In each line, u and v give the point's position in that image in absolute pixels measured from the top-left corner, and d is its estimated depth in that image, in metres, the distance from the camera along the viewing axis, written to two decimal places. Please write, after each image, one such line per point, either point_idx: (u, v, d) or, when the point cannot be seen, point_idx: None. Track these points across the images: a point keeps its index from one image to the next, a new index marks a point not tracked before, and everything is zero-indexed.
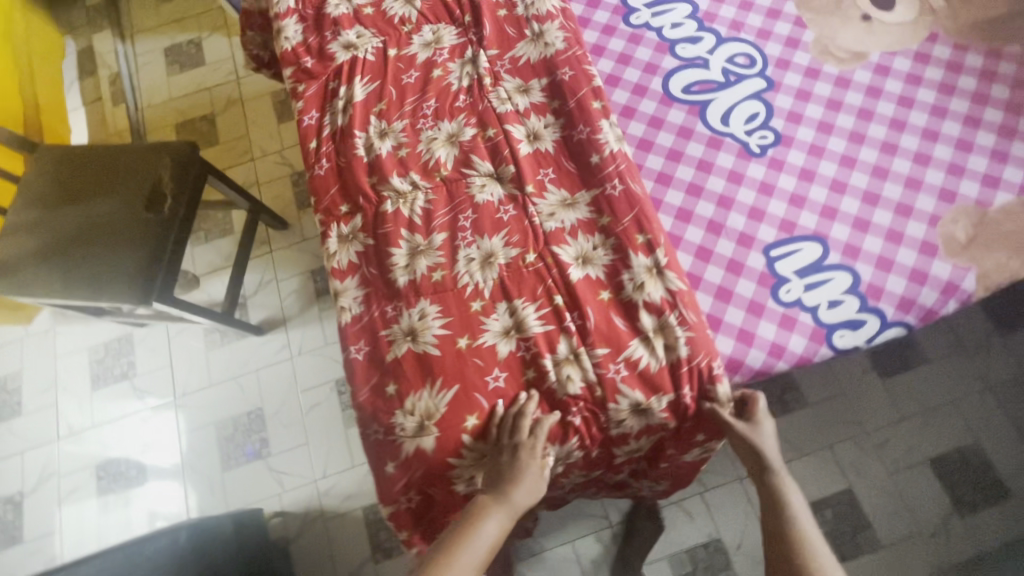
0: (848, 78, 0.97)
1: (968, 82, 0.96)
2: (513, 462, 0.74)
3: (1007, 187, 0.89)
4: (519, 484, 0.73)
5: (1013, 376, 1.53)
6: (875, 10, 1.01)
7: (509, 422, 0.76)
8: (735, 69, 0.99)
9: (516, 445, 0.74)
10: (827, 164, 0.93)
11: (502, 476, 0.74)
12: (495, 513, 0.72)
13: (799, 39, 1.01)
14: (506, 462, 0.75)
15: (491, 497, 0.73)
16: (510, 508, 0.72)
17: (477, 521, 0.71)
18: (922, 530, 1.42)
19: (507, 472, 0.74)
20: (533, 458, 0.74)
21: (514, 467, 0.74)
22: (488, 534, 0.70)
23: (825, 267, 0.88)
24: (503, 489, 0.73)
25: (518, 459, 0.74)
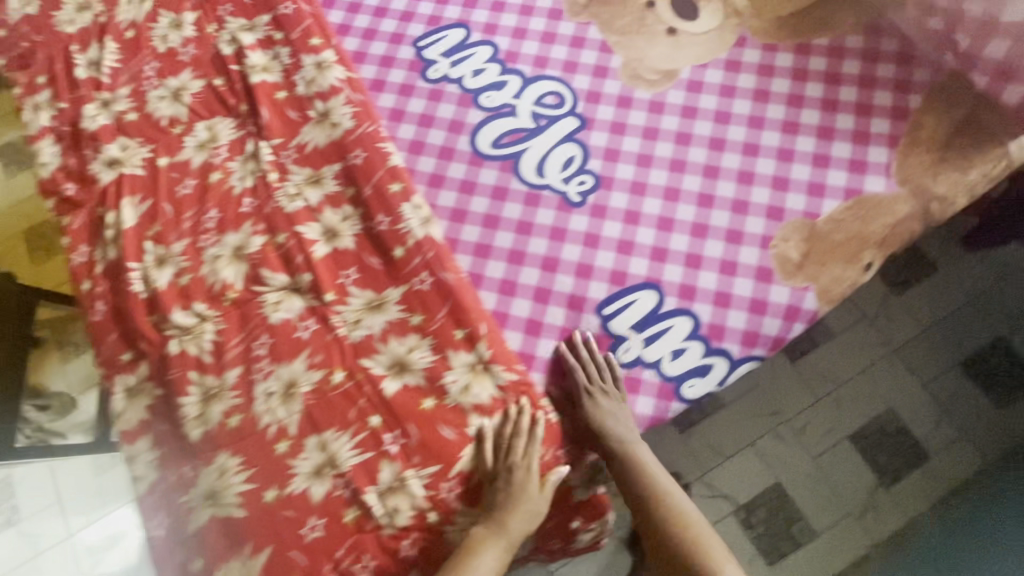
0: (662, 101, 0.92)
1: (782, 84, 0.91)
2: (513, 488, 0.72)
3: (832, 193, 0.86)
4: (518, 508, 0.71)
5: (915, 334, 1.53)
6: (680, 22, 0.95)
7: (504, 436, 0.73)
8: (544, 111, 0.92)
9: (511, 469, 0.72)
10: (652, 201, 0.87)
11: (500, 505, 0.71)
12: (496, 542, 0.70)
13: (607, 66, 0.94)
14: (505, 494, 0.72)
15: (489, 523, 0.71)
16: (507, 536, 0.71)
17: (474, 557, 0.69)
18: (851, 510, 1.42)
19: (502, 500, 0.72)
20: (532, 483, 0.72)
21: (511, 492, 0.71)
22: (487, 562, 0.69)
23: (662, 315, 0.82)
24: (503, 517, 0.71)
25: (518, 484, 0.72)
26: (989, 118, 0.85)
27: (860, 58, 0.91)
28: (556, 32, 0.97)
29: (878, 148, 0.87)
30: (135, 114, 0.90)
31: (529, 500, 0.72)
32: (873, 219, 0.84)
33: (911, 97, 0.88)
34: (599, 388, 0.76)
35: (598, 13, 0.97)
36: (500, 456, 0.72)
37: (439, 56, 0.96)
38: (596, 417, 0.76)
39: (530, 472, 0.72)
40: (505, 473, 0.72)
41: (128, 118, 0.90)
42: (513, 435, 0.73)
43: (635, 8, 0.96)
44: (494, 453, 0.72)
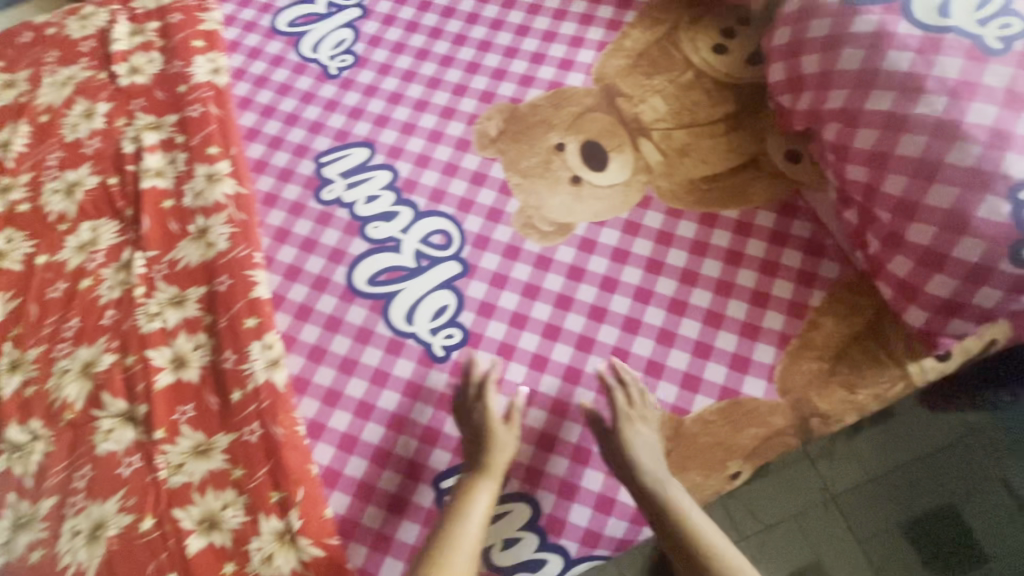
0: (550, 258, 0.88)
1: (677, 256, 0.86)
2: (484, 438, 0.76)
3: (707, 389, 0.80)
4: (492, 448, 0.76)
5: None
6: (586, 171, 0.91)
7: (467, 395, 0.80)
8: (428, 251, 0.89)
9: (474, 422, 0.77)
10: (517, 367, 0.83)
11: (473, 452, 0.76)
12: (484, 489, 0.73)
13: (502, 210, 0.91)
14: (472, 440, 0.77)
15: (474, 474, 0.75)
16: (489, 483, 0.74)
17: (470, 500, 0.73)
18: None
19: (477, 449, 0.76)
20: (491, 421, 0.77)
21: (481, 437, 0.76)
22: (478, 513, 0.72)
23: (502, 497, 0.78)
24: (478, 464, 0.75)
25: (487, 435, 0.76)
26: (888, 334, 0.79)
27: (766, 238, 0.85)
28: (459, 165, 0.94)
29: (766, 345, 0.81)
30: (28, 206, 0.91)
31: (492, 436, 0.77)
32: (746, 426, 0.78)
33: (812, 292, 0.82)
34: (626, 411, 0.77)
35: (505, 150, 0.94)
36: (469, 414, 0.78)
37: (337, 175, 0.94)
38: (642, 440, 0.75)
39: (495, 424, 0.77)
40: (467, 422, 0.78)
41: (20, 210, 0.91)
42: (473, 393, 0.80)
43: (543, 150, 0.93)
44: (470, 410, 0.79)
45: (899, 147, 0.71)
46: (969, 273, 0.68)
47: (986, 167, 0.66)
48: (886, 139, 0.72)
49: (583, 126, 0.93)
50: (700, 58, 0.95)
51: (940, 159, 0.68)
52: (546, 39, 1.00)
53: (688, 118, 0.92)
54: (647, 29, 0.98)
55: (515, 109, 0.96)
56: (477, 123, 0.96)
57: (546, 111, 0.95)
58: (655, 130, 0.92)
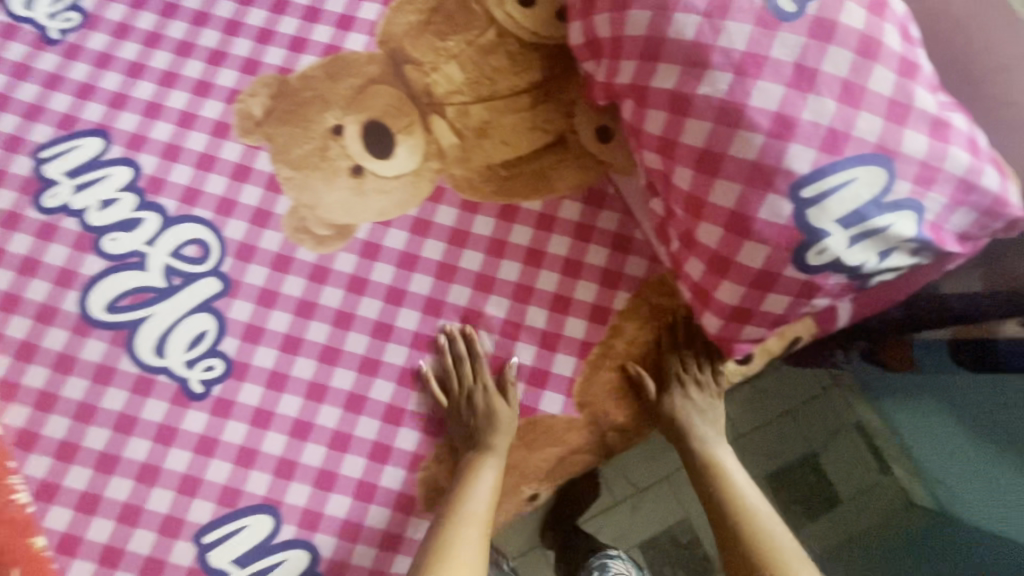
0: (326, 268, 0.75)
1: (473, 259, 0.75)
2: (479, 409, 0.70)
3: None
4: (494, 427, 0.69)
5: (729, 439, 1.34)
6: (368, 159, 0.77)
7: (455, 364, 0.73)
8: (181, 266, 0.75)
9: (469, 395, 0.71)
10: (290, 399, 0.72)
11: (477, 430, 0.69)
12: (491, 465, 0.68)
13: (270, 211, 0.76)
14: (467, 418, 0.70)
15: (477, 451, 0.69)
16: (499, 455, 0.69)
17: (474, 479, 0.68)
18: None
19: (479, 426, 0.69)
20: (491, 396, 0.70)
21: (487, 417, 0.69)
22: (488, 488, 0.67)
23: (273, 547, 0.69)
24: (489, 439, 0.69)
25: (483, 406, 0.70)
26: (689, 338, 0.73)
27: (571, 233, 0.75)
28: (217, 156, 0.78)
29: (566, 356, 0.73)
30: None
31: (499, 414, 0.70)
32: (542, 445, 0.72)
33: (616, 295, 0.74)
34: (681, 381, 0.72)
35: (272, 135, 0.78)
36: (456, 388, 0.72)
37: (63, 175, 0.76)
38: (676, 418, 0.72)
39: (491, 395, 0.71)
40: (464, 400, 0.71)
41: None
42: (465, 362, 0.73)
43: (317, 134, 0.77)
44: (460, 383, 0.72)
45: (683, 135, 0.60)
46: (755, 279, 0.61)
47: (767, 161, 0.57)
48: (673, 124, 0.61)
49: (364, 103, 0.78)
50: (504, 11, 0.79)
51: (722, 150, 0.58)
52: None
53: (487, 89, 0.78)
54: None
55: (283, 83, 0.79)
56: (238, 101, 0.79)
57: (320, 85, 0.78)
58: (449, 105, 0.78)
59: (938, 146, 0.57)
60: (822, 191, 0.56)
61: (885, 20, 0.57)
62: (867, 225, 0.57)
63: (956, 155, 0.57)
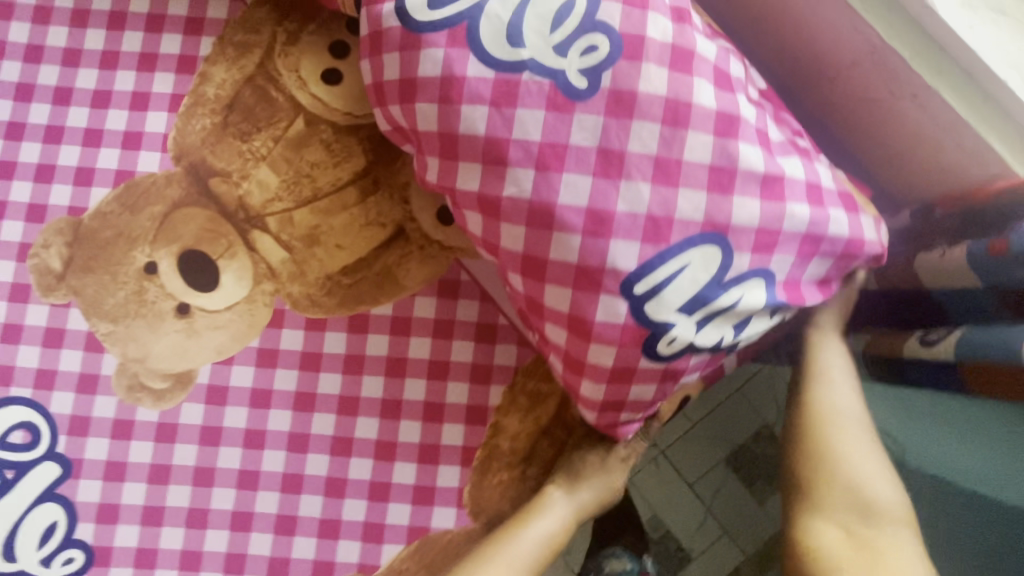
0: (174, 424, 0.68)
1: (330, 381, 0.69)
2: (605, 464, 0.66)
3: (392, 535, 0.67)
4: (591, 478, 0.65)
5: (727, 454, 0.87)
6: (193, 294, 0.69)
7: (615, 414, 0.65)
8: (10, 456, 0.67)
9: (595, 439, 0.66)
10: (164, 573, 0.67)
11: (578, 472, 0.65)
12: (562, 527, 0.64)
13: (96, 374, 0.68)
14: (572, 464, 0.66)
15: (562, 494, 0.65)
16: (579, 504, 0.65)
17: (540, 512, 0.64)
18: None
19: (583, 468, 0.65)
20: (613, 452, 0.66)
21: (597, 463, 0.66)
22: (547, 530, 0.63)
23: None
24: (580, 495, 0.65)
25: (611, 462, 0.66)
26: (576, 420, 0.68)
27: (430, 332, 0.69)
28: (22, 324, 0.69)
29: (449, 466, 0.68)
30: None
31: (607, 467, 0.66)
32: (439, 568, 0.67)
33: (490, 390, 0.68)
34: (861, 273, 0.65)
35: (80, 287, 0.69)
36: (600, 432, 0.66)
37: None
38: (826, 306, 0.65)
39: (631, 456, 0.66)
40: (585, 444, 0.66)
41: None
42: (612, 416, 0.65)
43: (128, 278, 0.69)
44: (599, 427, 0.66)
45: (502, 239, 0.53)
46: (612, 377, 0.55)
47: (592, 261, 0.50)
48: (489, 227, 0.54)
49: (173, 232, 0.69)
50: (309, 95, 0.70)
51: (543, 255, 0.51)
52: (98, 103, 0.71)
53: (307, 190, 0.70)
54: (232, 63, 0.70)
55: (78, 225, 0.69)
56: (31, 256, 0.69)
57: (119, 220, 0.69)
58: (270, 216, 0.69)
59: (772, 207, 0.51)
60: (655, 283, 0.50)
61: (694, 75, 0.50)
62: (711, 307, 0.52)
63: (794, 212, 0.52)
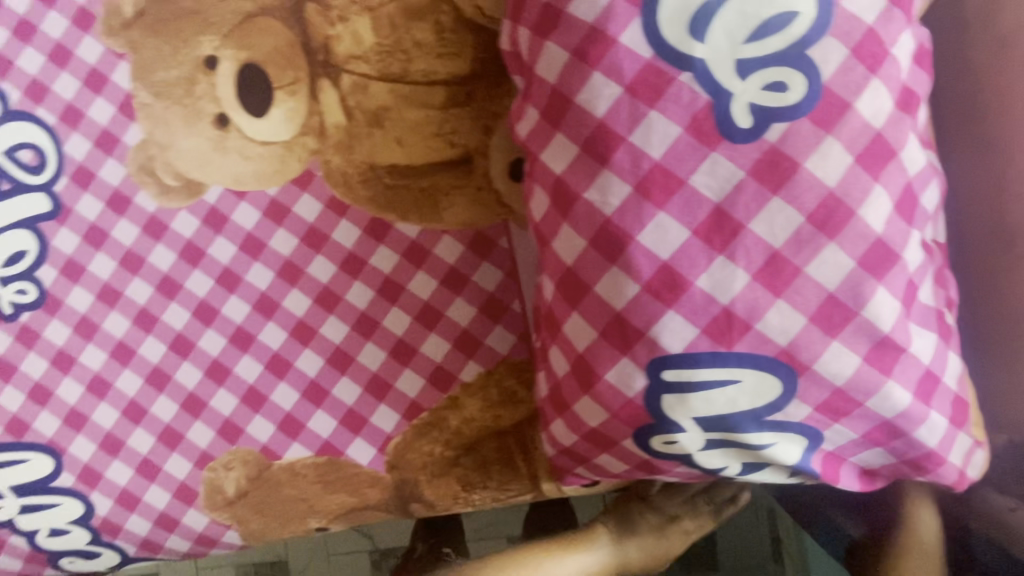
0: (164, 224, 0.65)
1: (323, 269, 0.64)
2: (663, 530, 0.64)
3: (306, 438, 0.65)
4: (640, 537, 0.64)
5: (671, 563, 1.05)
6: (239, 110, 0.63)
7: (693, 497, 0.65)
8: (12, 170, 0.66)
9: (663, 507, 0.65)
10: (94, 351, 0.66)
11: (635, 527, 0.64)
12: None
13: (117, 137, 0.65)
14: (629, 518, 0.64)
15: (612, 540, 0.63)
16: (623, 557, 0.63)
17: (584, 547, 0.62)
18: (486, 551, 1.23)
19: (641, 528, 0.64)
20: (675, 523, 0.64)
21: (657, 529, 0.64)
22: (583, 565, 0.61)
23: (51, 489, 0.68)
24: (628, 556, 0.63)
25: (669, 530, 0.64)
26: (534, 440, 0.63)
27: (440, 278, 0.62)
28: (72, 52, 0.65)
29: (389, 409, 0.64)
30: None
31: (663, 536, 0.64)
32: (337, 490, 0.66)
33: (465, 363, 0.63)
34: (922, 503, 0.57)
35: (138, 45, 0.64)
36: (671, 499, 0.65)
37: None
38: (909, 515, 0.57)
39: (693, 532, 0.65)
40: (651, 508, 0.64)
41: None
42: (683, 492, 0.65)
43: (187, 60, 0.63)
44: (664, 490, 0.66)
45: (556, 239, 0.45)
46: (588, 435, 0.49)
47: (634, 319, 0.42)
48: (551, 218, 0.45)
49: (249, 37, 0.62)
50: None
51: (589, 281, 0.43)
52: None
53: (397, 68, 0.61)
54: None
55: None
56: None
57: None
58: (348, 73, 0.61)
59: (868, 375, 0.41)
60: (688, 381, 0.42)
61: (878, 182, 0.38)
62: (731, 435, 0.43)
63: (889, 392, 0.41)
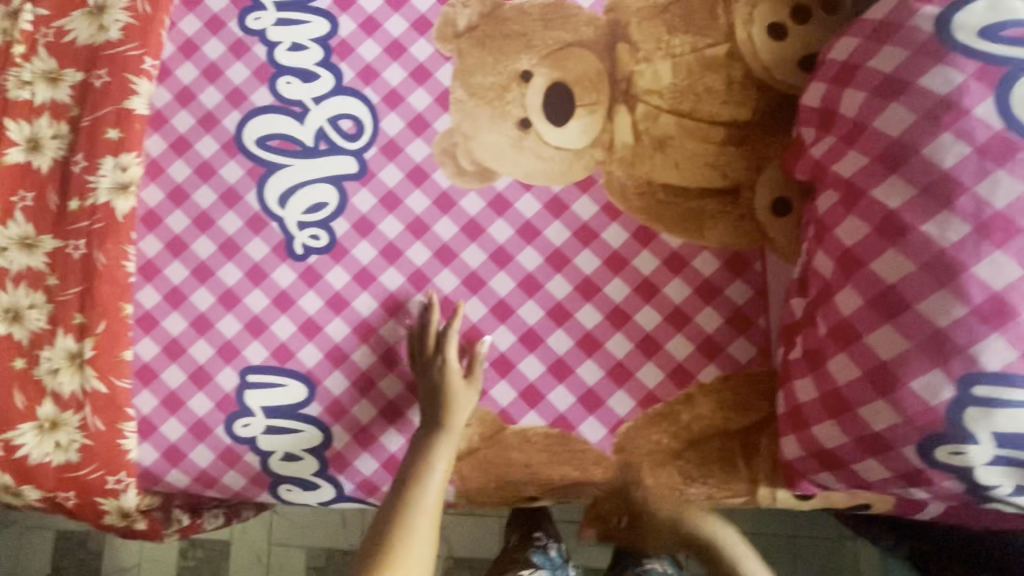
0: (454, 200, 0.75)
1: (588, 262, 0.73)
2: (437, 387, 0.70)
3: (544, 409, 0.72)
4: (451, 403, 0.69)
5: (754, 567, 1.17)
6: (542, 118, 0.74)
7: (421, 331, 0.72)
8: (333, 135, 0.77)
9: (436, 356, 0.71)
10: (367, 299, 0.75)
11: (439, 398, 0.70)
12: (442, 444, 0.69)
13: (429, 123, 0.76)
14: (429, 385, 0.71)
15: (432, 435, 0.69)
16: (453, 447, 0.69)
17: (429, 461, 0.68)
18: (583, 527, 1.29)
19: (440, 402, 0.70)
20: (446, 373, 0.70)
21: (445, 385, 0.70)
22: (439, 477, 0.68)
23: (299, 415, 0.75)
24: (437, 419, 0.69)
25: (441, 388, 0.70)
26: (760, 447, 0.68)
27: (694, 286, 0.71)
28: (407, 49, 0.77)
29: (626, 396, 0.71)
30: None
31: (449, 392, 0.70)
32: (561, 463, 0.71)
33: (705, 366, 0.70)
34: None
35: (465, 52, 0.76)
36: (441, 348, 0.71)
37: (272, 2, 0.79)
38: None
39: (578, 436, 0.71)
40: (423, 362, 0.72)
41: None
42: (442, 333, 0.72)
43: (505, 71, 0.75)
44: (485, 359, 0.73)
45: (875, 262, 0.54)
46: (864, 438, 0.56)
47: (956, 337, 0.49)
48: (871, 244, 0.55)
49: (565, 61, 0.74)
50: (747, 33, 0.71)
51: (910, 299, 0.51)
52: None
53: (687, 105, 0.72)
54: None
55: (498, 6, 0.76)
56: (449, 5, 0.77)
57: (531, 24, 0.75)
58: (644, 102, 0.73)
59: None
60: (999, 397, 0.48)
61: None
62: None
63: None
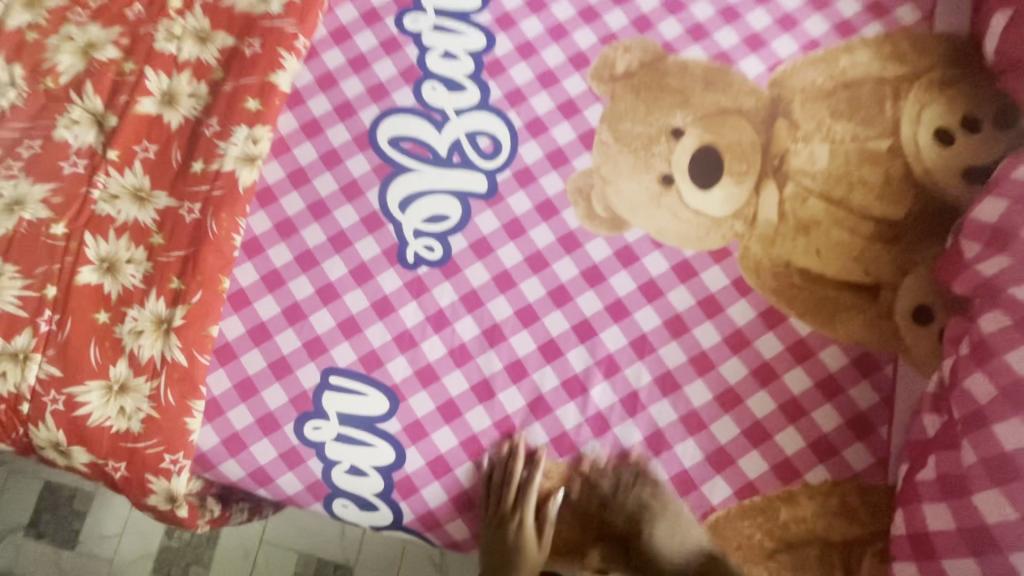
0: (580, 241, 0.72)
1: (707, 334, 0.69)
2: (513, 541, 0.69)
3: (634, 477, 0.68)
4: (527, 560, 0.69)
5: None
6: (686, 177, 0.72)
7: (499, 478, 0.69)
8: (468, 149, 0.75)
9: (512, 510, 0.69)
10: (470, 323, 0.71)
11: (513, 552, 0.69)
12: None
13: (568, 158, 0.74)
14: (501, 537, 0.69)
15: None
16: None
17: None
18: None
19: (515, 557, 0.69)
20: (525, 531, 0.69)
21: (521, 542, 0.69)
22: None
23: (374, 429, 0.70)
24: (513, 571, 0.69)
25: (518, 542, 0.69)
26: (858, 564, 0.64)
27: (816, 380, 0.67)
28: (559, 80, 0.76)
29: (725, 481, 0.67)
30: None
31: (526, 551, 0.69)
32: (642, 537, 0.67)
33: (815, 467, 0.66)
34: None
35: (618, 96, 0.75)
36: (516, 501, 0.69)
37: (433, 8, 0.78)
38: None
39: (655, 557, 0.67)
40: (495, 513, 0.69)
41: None
42: (523, 487, 0.69)
43: (656, 123, 0.73)
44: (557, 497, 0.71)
45: None
46: None
47: None
48: None
49: (719, 125, 0.72)
50: (913, 134, 0.70)
51: None
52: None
53: (838, 193, 0.70)
54: (879, 59, 0.72)
55: (660, 58, 0.75)
56: (610, 47, 0.76)
57: (691, 82, 0.74)
58: (794, 182, 0.71)
59: None
60: None
61: None
62: None
63: None
